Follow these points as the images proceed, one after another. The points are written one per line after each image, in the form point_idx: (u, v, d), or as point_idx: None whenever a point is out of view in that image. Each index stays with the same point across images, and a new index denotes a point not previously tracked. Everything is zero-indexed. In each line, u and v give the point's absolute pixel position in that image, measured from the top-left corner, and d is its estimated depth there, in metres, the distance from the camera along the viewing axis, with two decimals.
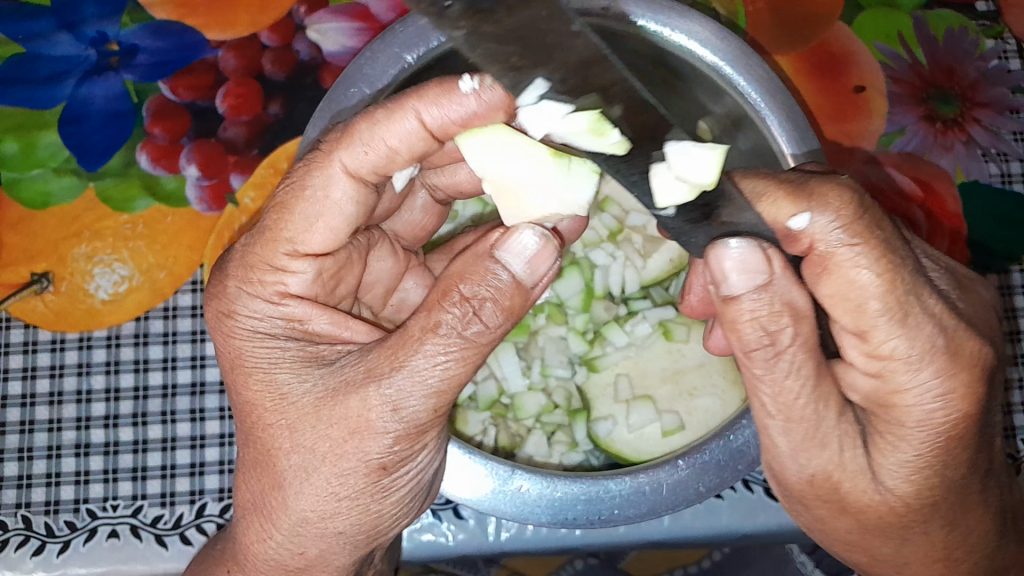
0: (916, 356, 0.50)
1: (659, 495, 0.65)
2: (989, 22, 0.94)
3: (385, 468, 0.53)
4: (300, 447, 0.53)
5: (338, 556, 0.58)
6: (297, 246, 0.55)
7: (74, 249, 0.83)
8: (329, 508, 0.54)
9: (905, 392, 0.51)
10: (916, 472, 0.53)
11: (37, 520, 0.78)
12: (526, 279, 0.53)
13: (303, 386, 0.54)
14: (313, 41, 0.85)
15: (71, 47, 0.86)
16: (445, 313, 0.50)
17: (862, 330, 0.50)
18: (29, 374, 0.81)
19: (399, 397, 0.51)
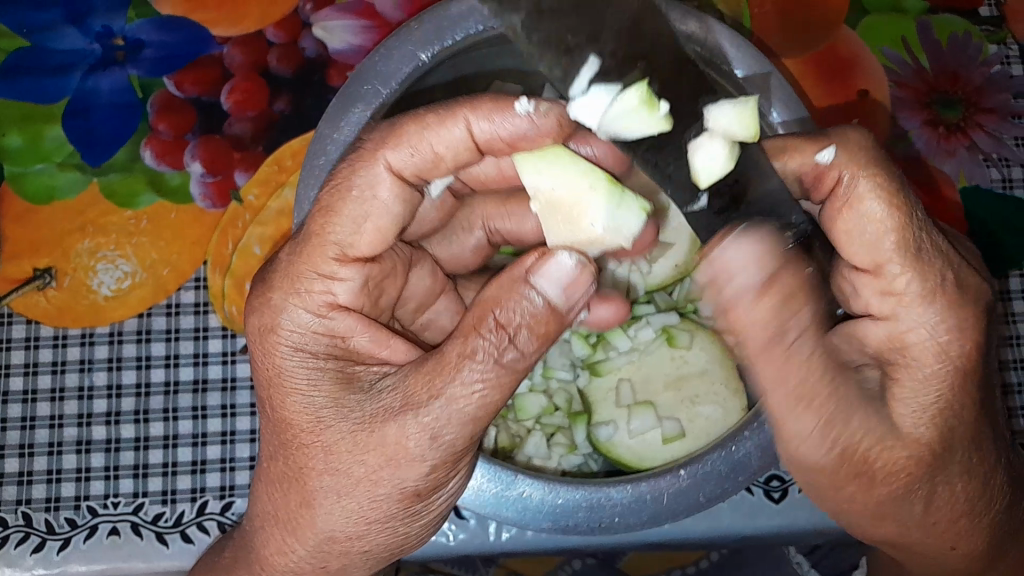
0: (924, 291, 0.53)
1: (659, 503, 0.65)
2: (993, 28, 0.95)
3: (418, 494, 0.54)
4: (330, 469, 0.54)
5: (358, 566, 0.60)
6: (345, 249, 0.56)
7: (77, 244, 0.83)
8: (358, 529, 0.56)
9: (913, 327, 0.53)
10: (934, 414, 0.54)
11: (37, 517, 0.78)
12: (560, 304, 0.52)
13: (341, 410, 0.54)
14: (319, 38, 0.85)
15: (76, 40, 0.85)
16: (482, 338, 0.51)
17: (876, 264, 0.53)
18: (30, 370, 0.81)
19: (437, 424, 0.51)
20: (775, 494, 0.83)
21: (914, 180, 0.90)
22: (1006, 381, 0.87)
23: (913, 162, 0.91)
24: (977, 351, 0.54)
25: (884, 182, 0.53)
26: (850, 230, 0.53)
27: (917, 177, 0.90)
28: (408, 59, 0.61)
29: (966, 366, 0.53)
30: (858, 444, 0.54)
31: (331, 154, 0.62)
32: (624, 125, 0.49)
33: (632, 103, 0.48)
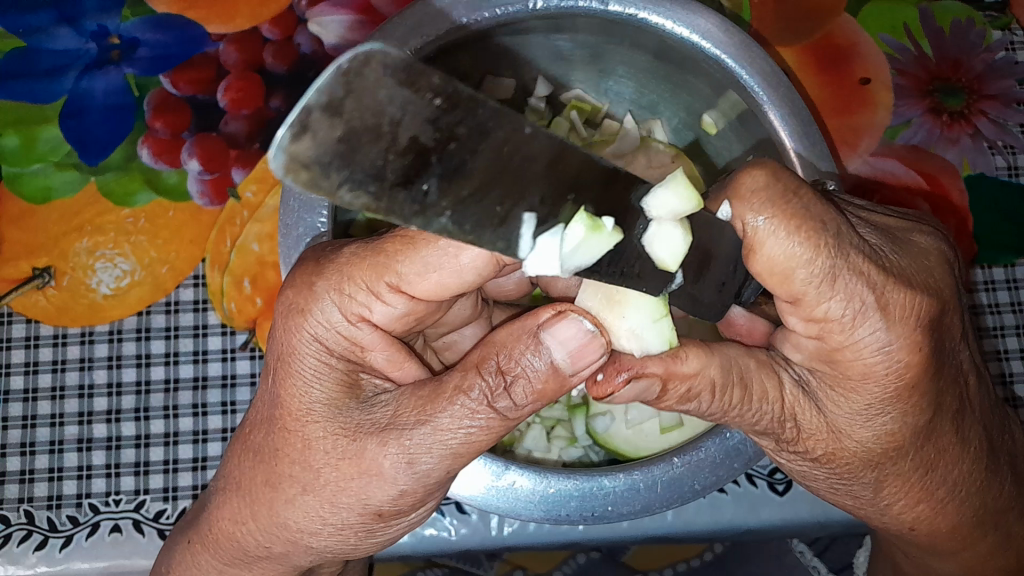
0: (849, 317, 0.48)
1: (653, 492, 0.64)
2: (995, 14, 0.93)
3: (380, 515, 0.55)
4: (307, 465, 0.55)
5: (297, 557, 0.59)
6: (401, 282, 0.54)
7: (76, 243, 0.83)
8: (314, 529, 0.56)
9: (845, 347, 0.50)
10: (871, 418, 0.52)
11: (40, 515, 0.78)
12: (564, 367, 0.51)
13: (334, 412, 0.55)
14: (314, 34, 0.85)
15: (71, 40, 0.85)
16: (481, 378, 0.51)
17: (795, 298, 0.48)
18: (31, 368, 0.81)
19: (416, 451, 0.52)
20: (779, 485, 0.83)
21: (916, 169, 0.89)
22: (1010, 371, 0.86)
23: (914, 151, 0.90)
24: (919, 368, 0.50)
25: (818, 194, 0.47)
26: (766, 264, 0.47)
27: (918, 166, 0.89)
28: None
29: (905, 381, 0.50)
30: (814, 430, 0.55)
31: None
32: (577, 263, 0.42)
33: (581, 234, 0.42)
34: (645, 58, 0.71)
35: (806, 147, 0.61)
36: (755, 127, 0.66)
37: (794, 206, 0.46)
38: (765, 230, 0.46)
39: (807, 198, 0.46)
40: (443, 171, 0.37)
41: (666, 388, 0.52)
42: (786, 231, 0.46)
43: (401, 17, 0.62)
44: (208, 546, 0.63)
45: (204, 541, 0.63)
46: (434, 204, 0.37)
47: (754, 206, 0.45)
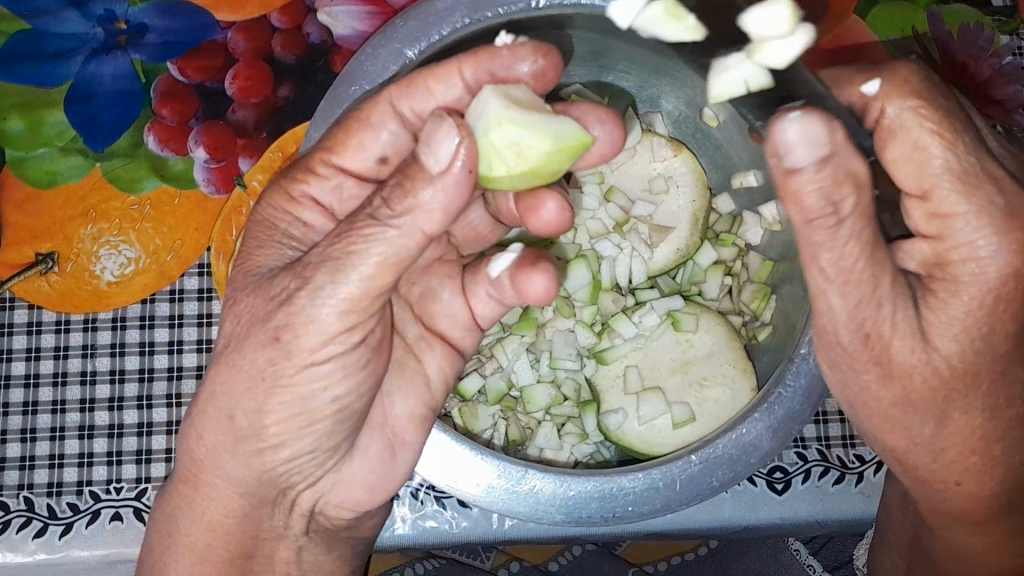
0: (980, 224, 0.55)
1: (672, 491, 0.64)
2: (1005, 18, 0.95)
3: (278, 344, 0.53)
4: (234, 316, 0.56)
5: (230, 466, 0.59)
6: (334, 157, 0.61)
7: (80, 229, 0.82)
8: (232, 392, 0.56)
9: (961, 247, 0.55)
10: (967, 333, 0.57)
11: (39, 502, 0.78)
12: (432, 166, 0.50)
13: (269, 260, 0.59)
14: (324, 25, 0.84)
15: (79, 24, 0.85)
16: (379, 197, 0.51)
17: (926, 189, 0.55)
18: (33, 355, 0.81)
19: (314, 274, 0.52)
20: (778, 484, 0.82)
21: None
22: None
23: None
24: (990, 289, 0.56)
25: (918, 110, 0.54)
26: (898, 157, 0.55)
27: None
28: (395, 56, 0.63)
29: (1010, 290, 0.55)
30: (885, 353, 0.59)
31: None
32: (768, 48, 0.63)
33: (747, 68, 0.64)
34: (639, 50, 0.71)
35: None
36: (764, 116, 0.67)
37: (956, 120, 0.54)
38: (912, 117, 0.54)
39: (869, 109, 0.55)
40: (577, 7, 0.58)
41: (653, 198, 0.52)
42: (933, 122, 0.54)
43: (404, 17, 0.63)
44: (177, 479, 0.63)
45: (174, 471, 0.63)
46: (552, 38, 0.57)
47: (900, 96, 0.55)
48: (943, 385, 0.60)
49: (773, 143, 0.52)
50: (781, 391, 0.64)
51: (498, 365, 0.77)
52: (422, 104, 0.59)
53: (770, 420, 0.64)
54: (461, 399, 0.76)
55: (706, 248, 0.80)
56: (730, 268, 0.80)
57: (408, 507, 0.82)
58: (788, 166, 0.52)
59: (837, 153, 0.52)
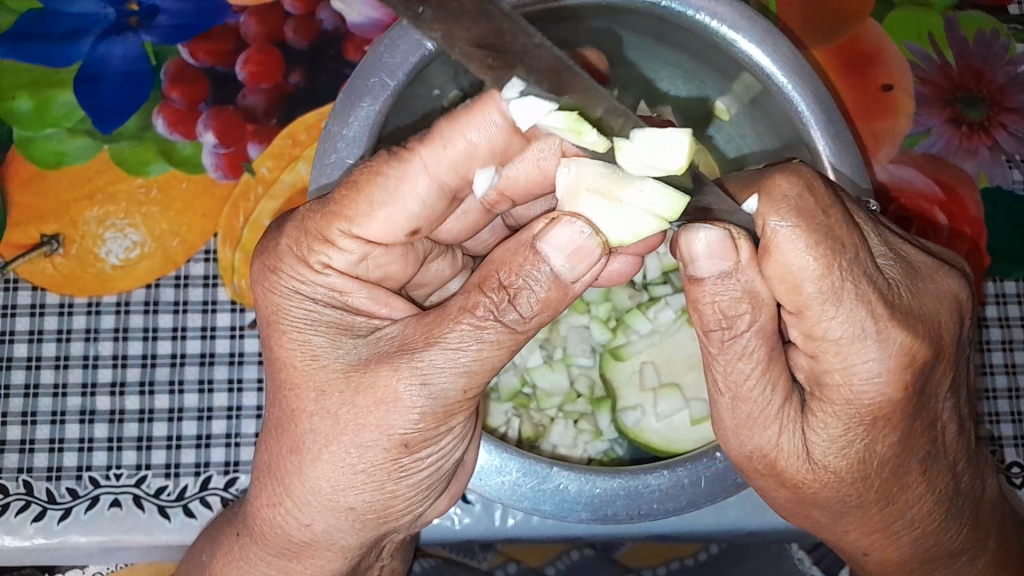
0: (849, 336, 0.49)
1: (698, 488, 0.64)
2: (1020, 27, 0.94)
3: (406, 446, 0.51)
4: (323, 411, 0.52)
5: (345, 535, 0.56)
6: (354, 226, 0.53)
7: (86, 212, 0.81)
8: (348, 484, 0.53)
9: (835, 370, 0.50)
10: (847, 446, 0.52)
11: (38, 486, 0.77)
12: (566, 275, 0.49)
13: (338, 350, 0.52)
14: (337, 11, 0.84)
15: (90, 4, 0.84)
16: (485, 296, 0.49)
17: (798, 309, 0.49)
18: (35, 338, 0.80)
19: (429, 372, 0.49)
20: None
21: (934, 178, 0.89)
22: (994, 385, 0.86)
23: (933, 160, 0.90)
24: (894, 401, 0.50)
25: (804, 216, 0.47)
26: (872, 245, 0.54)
27: (936, 177, 0.89)
28: (414, 47, 0.60)
29: (883, 413, 0.50)
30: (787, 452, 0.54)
31: (342, 151, 0.60)
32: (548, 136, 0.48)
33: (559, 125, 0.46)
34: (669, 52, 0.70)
35: (827, 135, 0.60)
36: (771, 110, 0.65)
37: (823, 223, 0.47)
38: (786, 235, 0.47)
39: (835, 216, 0.48)
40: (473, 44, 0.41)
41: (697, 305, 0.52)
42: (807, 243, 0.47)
43: None
44: (255, 539, 0.58)
45: (247, 532, 0.59)
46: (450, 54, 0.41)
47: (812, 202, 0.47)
48: (837, 493, 0.54)
49: (681, 250, 0.51)
50: None
51: (513, 362, 0.76)
52: (452, 154, 0.54)
53: None
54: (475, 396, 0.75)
55: None
56: None
57: None
58: (690, 273, 0.51)
59: (740, 268, 0.50)
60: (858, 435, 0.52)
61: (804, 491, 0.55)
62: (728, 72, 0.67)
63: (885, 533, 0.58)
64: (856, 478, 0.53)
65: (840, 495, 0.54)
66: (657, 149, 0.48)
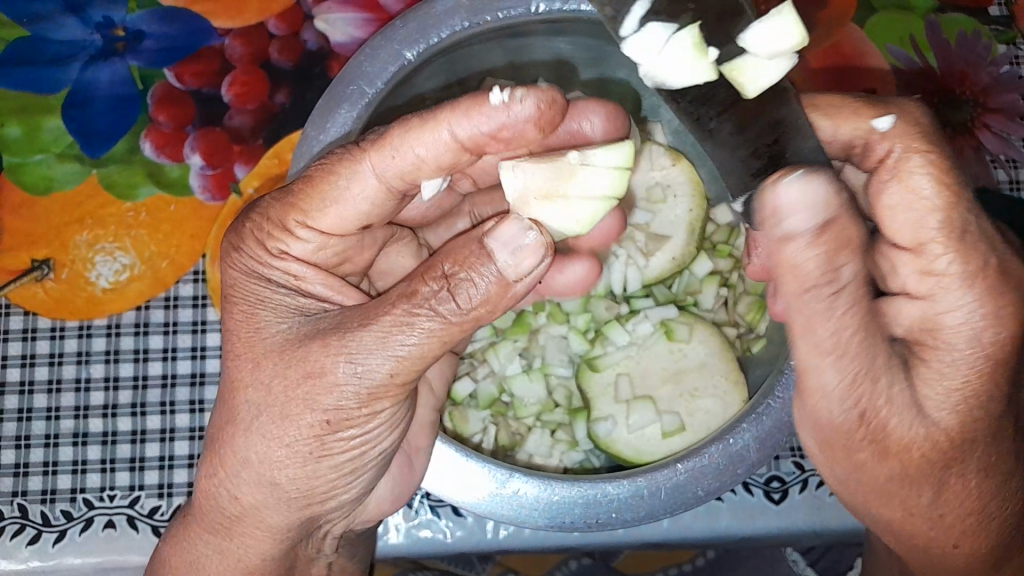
0: (969, 272, 0.50)
1: (657, 500, 0.65)
2: (1002, 27, 0.94)
3: (329, 424, 0.52)
4: (257, 383, 0.53)
5: (274, 512, 0.56)
6: (309, 220, 0.55)
7: (76, 236, 0.82)
8: (274, 460, 0.53)
9: (949, 311, 0.51)
10: (962, 400, 0.51)
11: (33, 509, 0.78)
12: (509, 273, 0.50)
13: (281, 324, 0.54)
14: (321, 31, 0.84)
15: (77, 31, 0.85)
16: (425, 285, 0.50)
17: (919, 243, 0.51)
18: (27, 362, 0.81)
19: (358, 351, 0.50)
20: (775, 495, 0.83)
21: None
22: None
23: None
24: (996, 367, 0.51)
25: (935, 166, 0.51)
26: (898, 218, 0.51)
27: None
28: (394, 58, 0.61)
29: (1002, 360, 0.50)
30: (884, 412, 0.52)
31: (316, 157, 0.61)
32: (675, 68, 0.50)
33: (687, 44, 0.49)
34: None
35: None
36: None
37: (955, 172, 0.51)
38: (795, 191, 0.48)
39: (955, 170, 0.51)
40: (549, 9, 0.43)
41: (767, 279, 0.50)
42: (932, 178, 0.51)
43: (404, 19, 0.62)
44: (197, 517, 0.59)
45: (193, 511, 0.59)
46: None
47: (914, 146, 0.51)
48: (934, 456, 0.53)
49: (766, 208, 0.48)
50: (770, 401, 0.65)
51: (490, 369, 0.77)
52: (400, 165, 0.53)
53: (758, 431, 0.65)
54: (451, 403, 0.76)
55: (703, 259, 0.79)
56: (727, 278, 0.80)
57: (403, 516, 0.82)
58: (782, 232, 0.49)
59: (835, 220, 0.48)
60: (977, 386, 0.51)
61: (894, 458, 0.53)
62: None
63: (978, 516, 0.55)
64: (962, 440, 0.52)
65: (936, 459, 0.53)
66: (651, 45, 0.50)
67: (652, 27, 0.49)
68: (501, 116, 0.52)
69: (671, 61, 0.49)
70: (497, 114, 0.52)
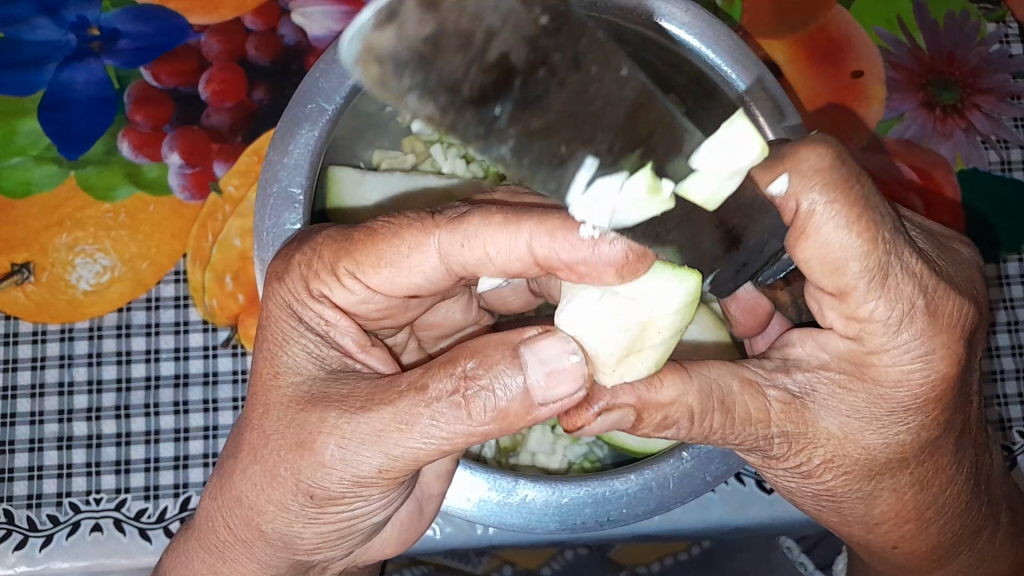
0: (896, 319, 0.48)
1: (665, 490, 0.64)
2: (991, 6, 0.93)
3: (314, 499, 0.51)
4: (261, 430, 0.52)
5: (259, 555, 0.55)
6: (355, 271, 0.52)
7: (56, 238, 0.81)
8: (263, 509, 0.53)
9: (882, 350, 0.49)
10: (888, 428, 0.51)
11: (20, 514, 0.77)
12: (537, 394, 0.47)
13: (296, 374, 0.52)
14: (299, 25, 0.84)
15: (51, 31, 0.84)
16: (442, 378, 0.48)
17: (841, 290, 0.48)
18: (10, 366, 0.80)
19: (349, 436, 0.49)
20: (766, 485, 0.83)
21: (909, 163, 0.88)
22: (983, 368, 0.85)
23: (907, 145, 0.89)
24: (948, 380, 0.50)
25: (845, 201, 0.47)
26: (811, 258, 0.48)
27: (911, 161, 0.88)
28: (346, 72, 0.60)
29: (941, 393, 0.50)
30: (812, 437, 0.52)
31: (284, 179, 0.60)
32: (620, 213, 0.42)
33: (641, 188, 0.41)
34: None
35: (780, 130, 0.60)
36: None
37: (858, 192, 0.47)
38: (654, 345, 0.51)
39: (865, 184, 0.48)
40: (521, 98, 0.36)
41: (642, 418, 0.50)
42: (844, 219, 0.47)
43: None
44: (192, 535, 0.59)
45: (191, 522, 0.59)
46: (501, 129, 0.37)
47: (811, 182, 0.47)
48: (870, 471, 0.53)
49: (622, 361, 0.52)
50: None
51: None
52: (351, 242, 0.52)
53: None
54: None
55: None
56: None
57: None
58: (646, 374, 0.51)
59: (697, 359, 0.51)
60: (909, 416, 0.50)
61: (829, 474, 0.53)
62: None
63: (919, 521, 0.57)
64: (899, 457, 0.52)
65: (874, 472, 0.53)
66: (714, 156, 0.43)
67: (602, 184, 0.40)
68: (501, 237, 0.49)
69: (628, 204, 0.41)
70: (582, 248, 0.47)
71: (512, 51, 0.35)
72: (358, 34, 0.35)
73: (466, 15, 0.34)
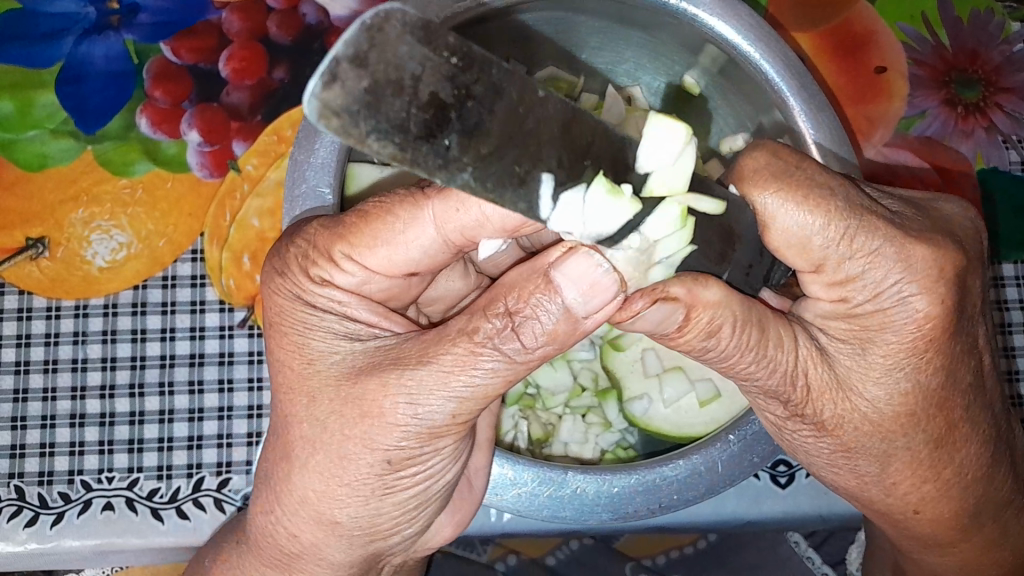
0: (873, 274, 0.49)
1: (715, 473, 0.64)
2: (1015, 5, 0.92)
3: (391, 464, 0.51)
4: (312, 419, 0.52)
5: (335, 551, 0.56)
6: (353, 249, 0.53)
7: (72, 214, 0.80)
8: (334, 494, 0.53)
9: (867, 302, 0.50)
10: (894, 379, 0.51)
11: (31, 491, 0.77)
12: (578, 309, 0.47)
13: (332, 355, 0.52)
14: (320, 4, 0.82)
15: (70, 4, 0.83)
16: (485, 321, 0.48)
17: (816, 265, 0.49)
18: (23, 341, 0.79)
19: (418, 392, 0.49)
20: (781, 479, 0.82)
21: (927, 160, 0.88)
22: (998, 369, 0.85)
23: (928, 142, 0.88)
24: (940, 321, 0.49)
25: (791, 188, 0.47)
26: (782, 245, 0.49)
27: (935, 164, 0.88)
28: None
29: (933, 329, 0.49)
30: (848, 398, 0.52)
31: (312, 179, 0.60)
32: (598, 228, 0.44)
33: (601, 193, 0.43)
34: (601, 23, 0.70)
35: (804, 101, 0.61)
36: (740, 80, 0.66)
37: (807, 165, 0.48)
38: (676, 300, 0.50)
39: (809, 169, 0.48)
40: (463, 127, 0.37)
41: (691, 316, 0.50)
42: (794, 204, 0.47)
43: None
44: (254, 550, 0.60)
45: (251, 544, 0.60)
46: (456, 159, 0.37)
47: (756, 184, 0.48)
48: (883, 430, 0.53)
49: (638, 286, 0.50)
50: None
51: None
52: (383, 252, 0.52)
53: None
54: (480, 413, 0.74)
55: None
56: None
57: None
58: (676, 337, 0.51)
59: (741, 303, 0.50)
60: (904, 360, 0.50)
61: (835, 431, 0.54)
62: (692, 45, 0.67)
63: (939, 482, 0.56)
64: (910, 415, 0.52)
65: (885, 432, 0.53)
66: (603, 211, 0.43)
67: (570, 200, 0.42)
68: None
69: (597, 214, 0.43)
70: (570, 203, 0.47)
71: (439, 88, 0.36)
72: (311, 92, 0.33)
73: (392, 66, 0.34)
